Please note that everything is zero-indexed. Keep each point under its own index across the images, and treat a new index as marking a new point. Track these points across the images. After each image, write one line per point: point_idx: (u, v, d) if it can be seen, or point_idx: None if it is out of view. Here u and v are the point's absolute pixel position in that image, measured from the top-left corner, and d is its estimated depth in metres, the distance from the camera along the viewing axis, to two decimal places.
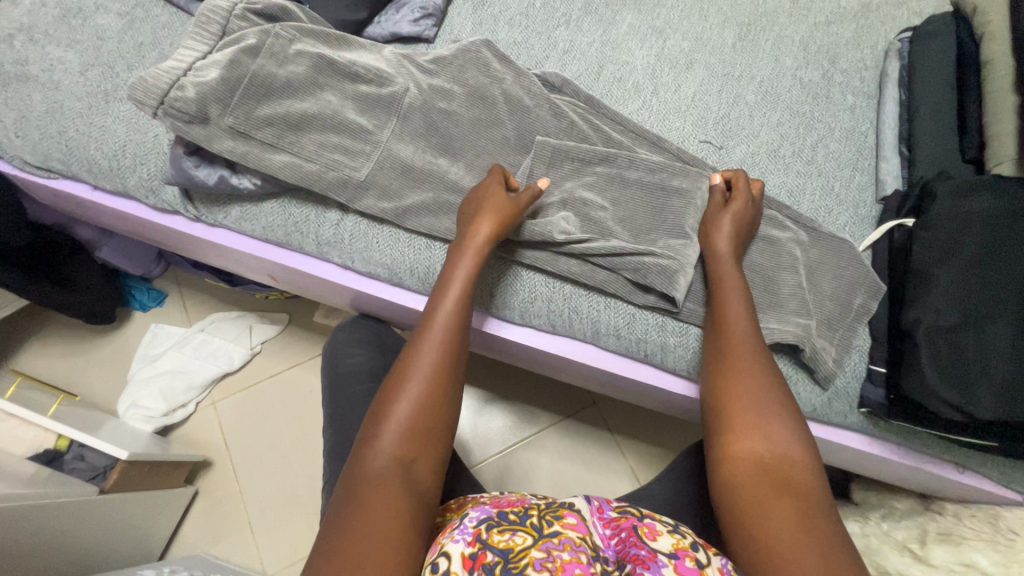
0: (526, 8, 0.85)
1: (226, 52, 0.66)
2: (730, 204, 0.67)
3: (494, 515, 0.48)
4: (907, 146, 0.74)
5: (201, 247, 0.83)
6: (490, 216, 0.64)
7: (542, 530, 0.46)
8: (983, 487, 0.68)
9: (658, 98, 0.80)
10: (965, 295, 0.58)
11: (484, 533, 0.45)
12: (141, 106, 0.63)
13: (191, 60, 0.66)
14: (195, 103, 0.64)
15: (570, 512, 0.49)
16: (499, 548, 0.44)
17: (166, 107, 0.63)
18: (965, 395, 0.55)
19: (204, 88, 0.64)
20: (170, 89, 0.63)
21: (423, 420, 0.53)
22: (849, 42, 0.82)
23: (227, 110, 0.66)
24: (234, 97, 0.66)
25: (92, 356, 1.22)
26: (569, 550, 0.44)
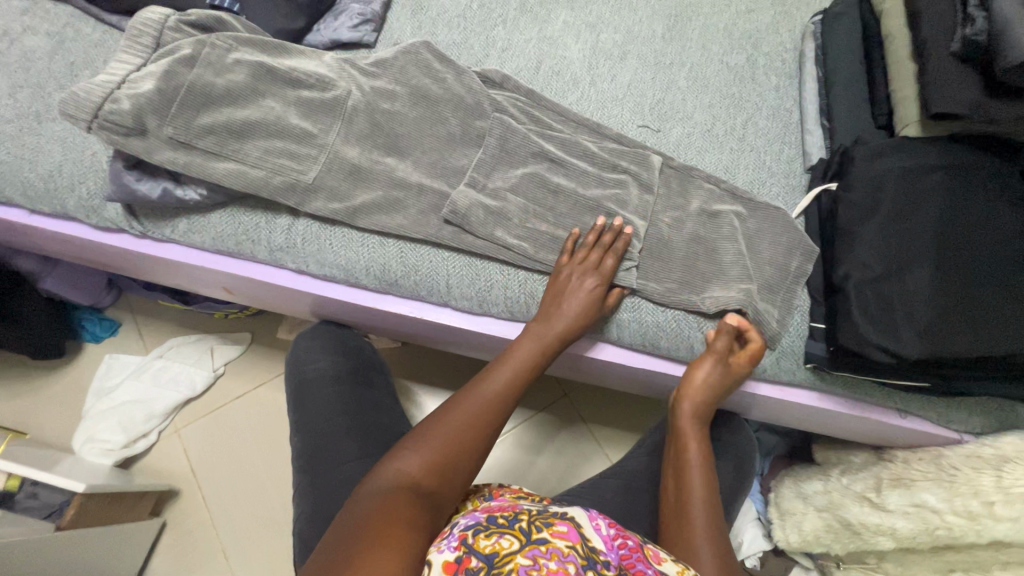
0: (463, 10, 0.88)
1: (161, 63, 0.66)
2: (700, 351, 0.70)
3: (483, 521, 0.46)
4: (827, 119, 0.79)
5: (151, 265, 0.81)
6: (573, 317, 0.67)
7: (531, 535, 0.44)
8: (923, 428, 0.72)
9: (595, 88, 0.83)
10: (886, 247, 0.63)
11: (471, 537, 0.44)
12: (75, 122, 0.63)
13: (124, 73, 0.65)
14: (132, 115, 0.63)
15: (561, 518, 0.46)
16: (483, 553, 0.42)
17: (101, 120, 0.62)
18: (892, 339, 0.59)
19: (140, 99, 0.64)
20: (104, 102, 0.63)
21: (447, 462, 0.55)
22: (769, 27, 0.88)
23: (166, 121, 0.65)
24: (172, 107, 0.66)
25: (43, 394, 1.17)
26: (556, 560, 0.41)
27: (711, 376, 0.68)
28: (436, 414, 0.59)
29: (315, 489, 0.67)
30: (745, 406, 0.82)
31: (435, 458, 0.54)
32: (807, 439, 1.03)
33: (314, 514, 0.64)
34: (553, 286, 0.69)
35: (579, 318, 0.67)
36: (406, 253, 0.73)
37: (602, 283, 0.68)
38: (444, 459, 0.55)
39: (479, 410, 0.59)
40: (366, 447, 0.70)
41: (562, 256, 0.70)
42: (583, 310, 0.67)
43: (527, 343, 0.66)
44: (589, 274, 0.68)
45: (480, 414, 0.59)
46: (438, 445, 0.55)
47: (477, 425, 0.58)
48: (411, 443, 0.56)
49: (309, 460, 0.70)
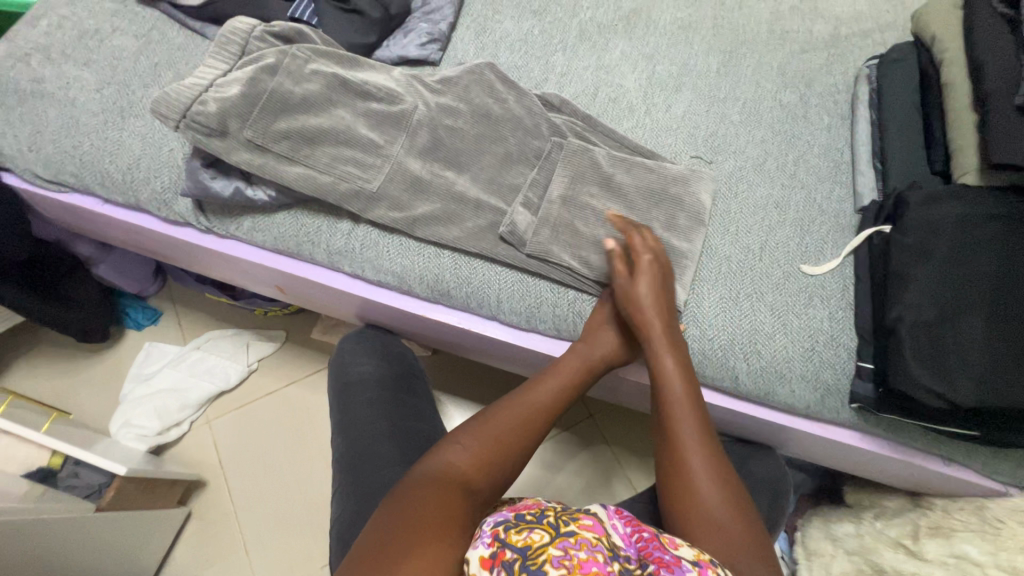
0: (526, 36, 0.91)
1: (246, 70, 0.70)
2: (636, 271, 0.68)
3: (512, 517, 0.48)
4: (880, 161, 0.80)
5: (210, 259, 0.84)
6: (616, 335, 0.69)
7: (559, 528, 0.46)
8: (967, 478, 0.71)
9: (650, 117, 0.85)
10: (940, 292, 0.63)
11: (503, 533, 0.45)
12: (164, 120, 0.66)
13: (212, 78, 0.69)
14: (216, 117, 0.67)
15: (586, 514, 0.49)
16: (517, 546, 0.44)
17: (189, 120, 0.66)
18: (946, 384, 0.59)
19: (225, 103, 0.67)
20: (193, 104, 0.66)
21: (493, 461, 0.56)
22: (823, 68, 0.90)
23: (246, 125, 0.69)
24: (253, 111, 0.69)
25: (84, 376, 1.20)
26: (585, 550, 0.44)
27: (647, 294, 0.66)
28: (478, 416, 0.61)
29: (357, 489, 0.68)
30: (782, 441, 0.81)
31: (480, 458, 0.56)
32: (837, 480, 1.02)
33: (356, 515, 0.65)
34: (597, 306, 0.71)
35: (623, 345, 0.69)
36: (459, 265, 0.75)
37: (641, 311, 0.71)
38: (492, 456, 0.57)
39: (523, 413, 0.61)
40: (407, 453, 0.72)
41: (609, 245, 0.71)
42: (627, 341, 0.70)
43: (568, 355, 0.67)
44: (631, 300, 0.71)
45: (521, 421, 0.60)
46: (484, 445, 0.57)
47: (520, 431, 0.60)
48: (459, 439, 0.57)
49: (351, 461, 0.71)
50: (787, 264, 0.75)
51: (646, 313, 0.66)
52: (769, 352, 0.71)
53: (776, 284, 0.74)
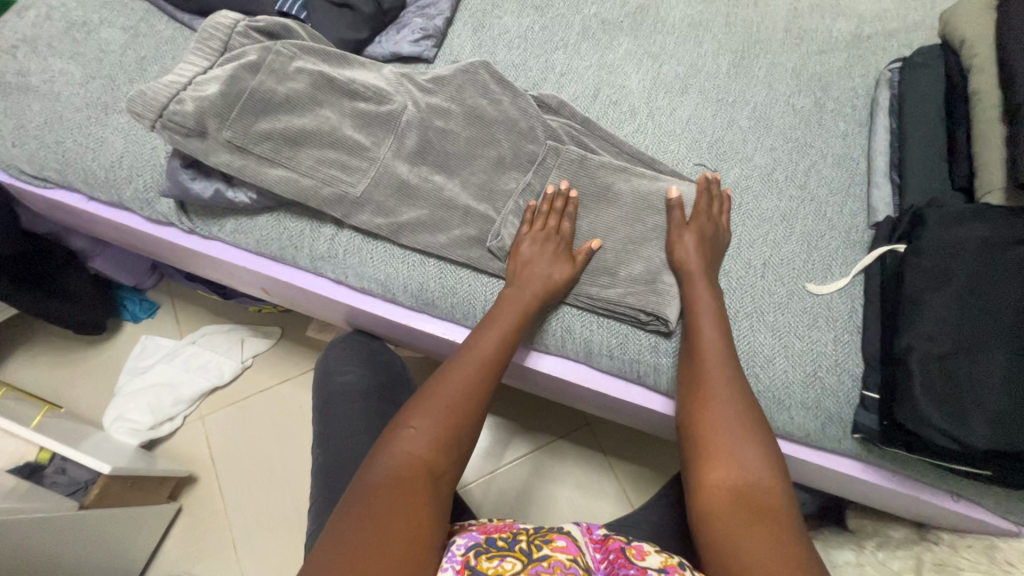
0: (525, 32, 0.87)
1: (227, 68, 0.67)
2: (690, 222, 0.69)
3: (484, 542, 0.49)
4: (898, 174, 0.74)
5: (197, 260, 0.83)
6: (536, 291, 0.66)
7: (531, 554, 0.46)
8: (978, 517, 0.67)
9: (653, 121, 0.81)
10: (956, 322, 0.58)
11: (474, 560, 0.46)
12: (139, 119, 0.64)
13: (192, 75, 0.66)
14: (194, 118, 0.64)
15: (560, 534, 0.49)
16: (487, 574, 0.45)
17: (165, 120, 0.64)
18: (958, 423, 0.55)
19: (204, 103, 0.64)
20: (170, 103, 0.64)
21: (451, 438, 0.54)
22: (841, 71, 0.84)
23: (225, 125, 0.66)
24: (233, 112, 0.66)
25: (80, 368, 1.21)
26: (558, 573, 0.44)
27: (698, 244, 0.67)
28: (426, 388, 0.58)
29: (332, 505, 0.66)
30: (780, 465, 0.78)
31: (435, 429, 0.54)
32: (841, 503, 0.97)
33: None
34: (509, 274, 0.68)
35: (548, 283, 0.66)
36: (445, 274, 0.72)
37: (561, 243, 0.69)
38: (450, 432, 0.54)
39: (451, 399, 0.56)
40: None
41: (672, 193, 0.70)
42: (557, 277, 0.67)
43: (486, 324, 0.63)
44: (549, 242, 0.69)
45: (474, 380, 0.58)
46: (440, 418, 0.55)
47: (470, 396, 0.57)
48: (410, 421, 0.54)
49: (328, 473, 0.69)
50: (792, 281, 0.71)
51: (691, 262, 0.67)
52: (768, 377, 0.67)
53: (779, 303, 0.70)
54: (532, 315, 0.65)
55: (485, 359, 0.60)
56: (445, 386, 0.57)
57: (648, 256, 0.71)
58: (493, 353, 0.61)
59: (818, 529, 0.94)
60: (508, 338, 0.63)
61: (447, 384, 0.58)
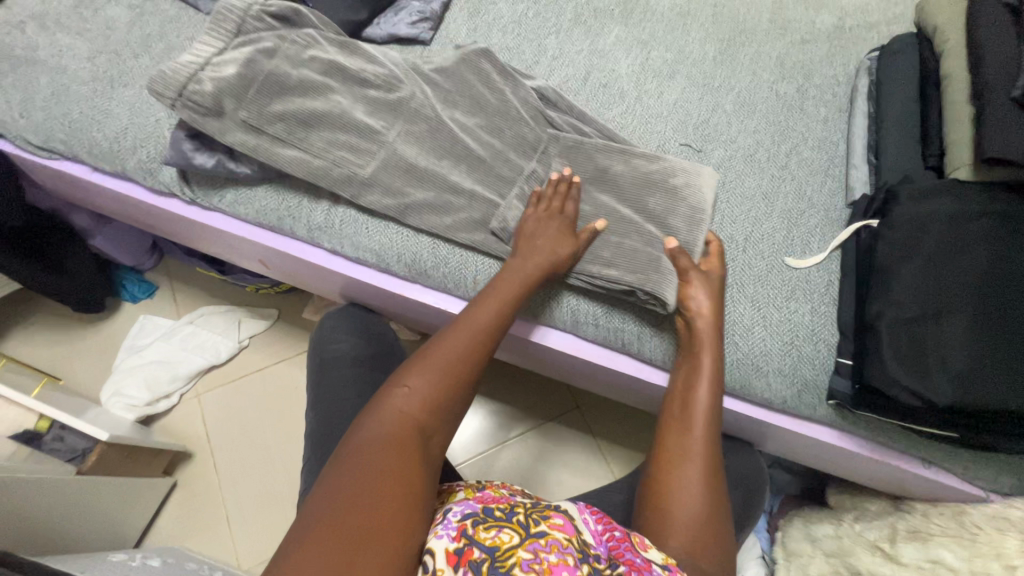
0: (519, 18, 0.90)
1: (243, 51, 0.70)
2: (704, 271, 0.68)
3: (481, 512, 0.49)
4: (875, 155, 0.77)
5: (197, 232, 0.85)
6: (541, 269, 0.66)
7: (530, 528, 0.47)
8: (948, 483, 0.70)
9: (641, 104, 0.84)
10: (924, 289, 0.61)
11: (471, 529, 0.47)
12: (161, 99, 0.67)
13: (208, 56, 0.69)
14: (211, 97, 0.67)
15: (557, 512, 0.50)
16: (485, 545, 0.45)
17: (184, 98, 0.66)
18: (923, 382, 0.57)
19: (221, 83, 0.68)
20: (189, 82, 0.67)
21: (444, 401, 0.55)
22: (823, 59, 0.88)
23: (241, 105, 0.69)
24: (248, 92, 0.69)
25: (79, 346, 1.23)
26: (555, 551, 0.45)
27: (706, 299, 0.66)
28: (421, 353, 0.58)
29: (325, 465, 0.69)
30: (761, 437, 0.80)
31: (427, 395, 0.54)
32: (823, 482, 1.00)
33: None
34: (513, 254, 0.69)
35: (554, 257, 0.67)
36: (437, 245, 0.74)
37: (567, 222, 0.70)
38: (440, 394, 0.55)
39: (444, 369, 0.56)
40: None
41: (672, 244, 0.68)
42: (560, 254, 0.67)
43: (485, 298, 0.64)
44: (551, 223, 0.69)
45: (471, 348, 0.59)
46: (433, 383, 0.55)
47: (462, 362, 0.58)
48: (402, 382, 0.55)
49: (322, 435, 0.72)
50: (772, 256, 0.74)
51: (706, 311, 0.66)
52: (747, 345, 0.70)
53: (759, 276, 0.73)
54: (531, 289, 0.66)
55: (483, 331, 0.60)
56: (441, 355, 0.58)
57: (647, 233, 0.71)
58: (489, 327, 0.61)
59: (799, 507, 0.97)
60: (505, 310, 0.63)
61: (443, 353, 0.58)
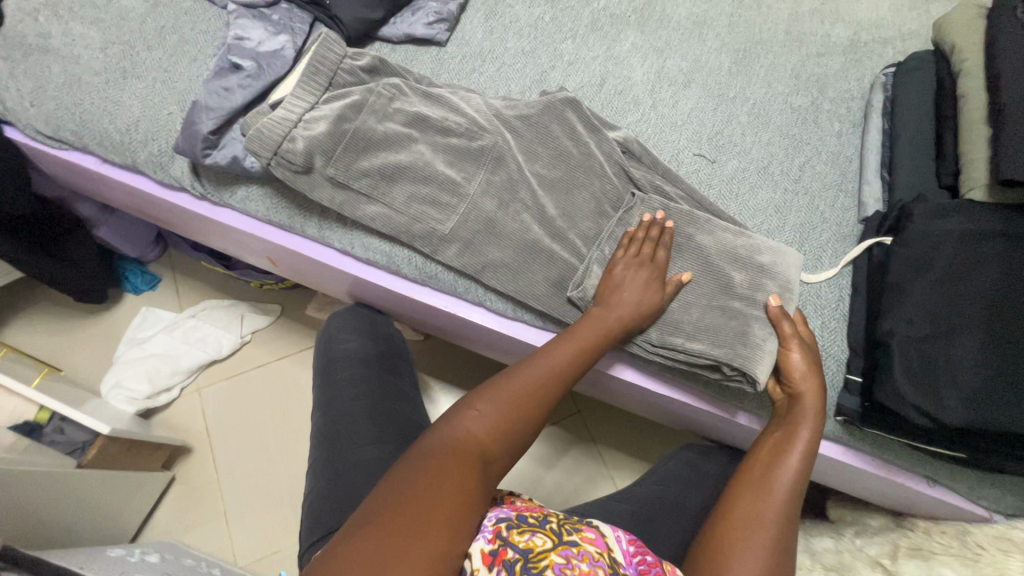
0: (536, 21, 0.90)
1: (334, 107, 0.70)
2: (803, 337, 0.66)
3: (515, 517, 0.50)
4: (888, 172, 0.77)
5: (205, 227, 0.85)
6: (626, 311, 0.64)
7: (562, 536, 0.48)
8: (952, 501, 0.70)
9: (655, 112, 0.84)
10: (936, 307, 0.61)
11: (505, 531, 0.48)
12: (257, 156, 0.69)
13: (300, 112, 0.70)
14: (303, 155, 0.68)
15: (589, 526, 0.51)
16: (519, 547, 0.46)
17: (279, 157, 0.68)
18: (933, 401, 0.57)
19: (313, 141, 0.68)
20: (283, 140, 0.68)
21: (510, 429, 0.54)
22: (838, 73, 0.88)
23: (330, 162, 0.70)
24: (337, 150, 0.69)
25: (80, 336, 1.22)
26: (586, 561, 0.46)
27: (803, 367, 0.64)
28: (500, 378, 0.58)
29: (331, 466, 0.68)
30: None
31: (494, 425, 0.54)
32: (822, 495, 1.00)
33: (328, 491, 0.66)
34: (598, 291, 0.67)
35: (641, 309, 0.65)
36: None
37: (655, 271, 0.67)
38: (508, 425, 0.55)
39: (520, 397, 0.56)
40: (385, 433, 0.71)
41: (775, 304, 0.66)
42: (646, 304, 0.66)
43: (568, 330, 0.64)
44: (643, 266, 0.67)
45: (544, 385, 0.58)
46: (502, 413, 0.55)
47: (533, 397, 0.57)
48: (474, 404, 0.55)
49: (328, 436, 0.72)
50: None
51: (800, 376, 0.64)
52: None
53: None
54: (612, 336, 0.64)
55: (564, 363, 0.60)
56: (518, 379, 0.58)
57: (731, 310, 0.68)
58: (569, 360, 0.60)
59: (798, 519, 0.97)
60: (583, 355, 0.61)
61: (520, 378, 0.58)
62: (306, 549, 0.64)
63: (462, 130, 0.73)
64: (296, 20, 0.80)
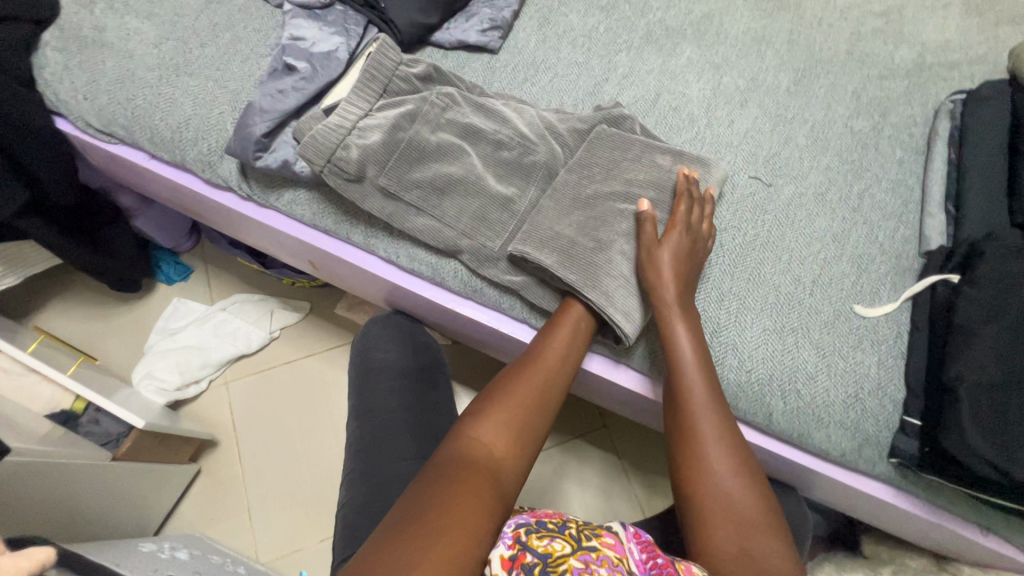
0: (590, 31, 0.88)
1: (389, 115, 0.70)
2: (664, 238, 0.65)
3: (534, 522, 0.46)
4: (954, 205, 0.74)
5: (248, 227, 0.84)
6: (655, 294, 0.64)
7: (581, 541, 0.44)
8: (1006, 553, 0.67)
9: (710, 131, 0.81)
10: (1009, 354, 0.58)
11: (524, 536, 0.44)
12: (309, 163, 0.68)
13: (355, 118, 0.69)
14: (356, 164, 0.67)
15: (609, 531, 0.47)
16: (538, 552, 0.42)
17: (332, 165, 0.68)
18: (1003, 454, 0.55)
19: (367, 150, 0.67)
20: (337, 148, 0.67)
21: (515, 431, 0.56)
22: (901, 98, 0.84)
23: (382, 171, 0.69)
24: (390, 159, 0.69)
25: (112, 323, 1.23)
26: (607, 567, 0.42)
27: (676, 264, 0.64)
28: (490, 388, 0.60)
29: (368, 479, 0.68)
30: (805, 484, 0.78)
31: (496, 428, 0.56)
32: (854, 528, 0.97)
33: (364, 505, 0.65)
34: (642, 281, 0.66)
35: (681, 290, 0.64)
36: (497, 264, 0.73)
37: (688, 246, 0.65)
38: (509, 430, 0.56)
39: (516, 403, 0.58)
40: (423, 449, 0.71)
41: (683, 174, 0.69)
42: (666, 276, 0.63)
43: (551, 325, 0.64)
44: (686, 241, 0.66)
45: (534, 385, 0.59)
46: (507, 419, 0.57)
47: (533, 399, 0.59)
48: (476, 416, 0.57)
49: (365, 448, 0.71)
50: (840, 302, 0.71)
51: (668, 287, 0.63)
52: (809, 393, 0.67)
53: (825, 322, 0.70)
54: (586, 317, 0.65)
55: (554, 363, 0.61)
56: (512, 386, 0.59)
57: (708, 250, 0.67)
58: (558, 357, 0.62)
59: (829, 552, 0.94)
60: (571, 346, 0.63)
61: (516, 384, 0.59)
62: (341, 563, 0.63)
63: (515, 143, 0.72)
64: (350, 21, 0.79)
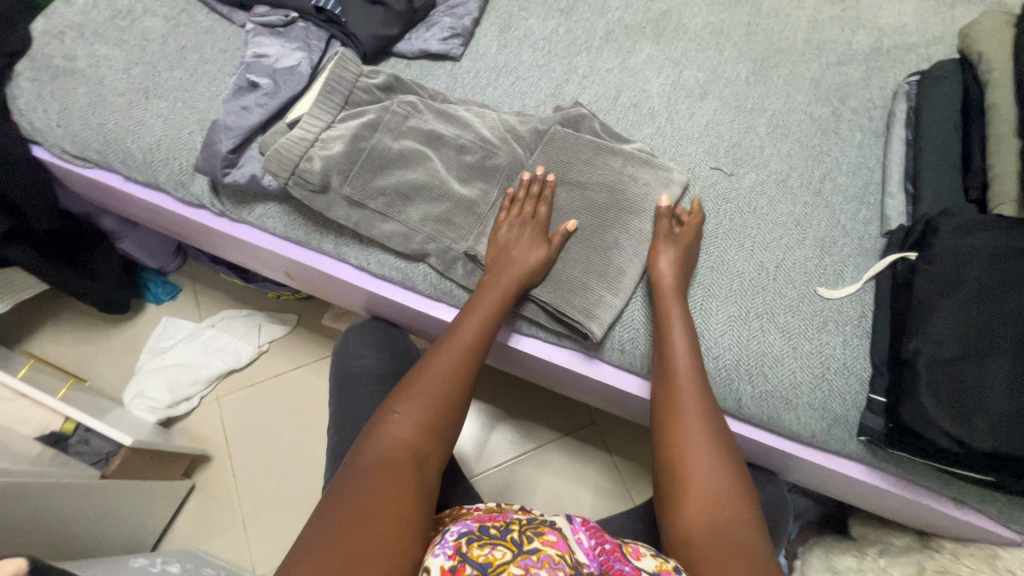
0: (550, 34, 0.89)
1: (350, 126, 0.72)
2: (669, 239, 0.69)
3: (476, 530, 0.47)
4: (912, 185, 0.75)
5: (225, 243, 0.86)
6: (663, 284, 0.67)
7: (522, 545, 0.45)
8: (982, 524, 0.68)
9: (671, 125, 0.83)
10: (963, 327, 0.59)
11: (464, 547, 0.45)
12: (273, 176, 0.70)
13: (317, 131, 0.71)
14: (320, 175, 0.69)
15: (551, 528, 0.47)
16: (477, 562, 0.43)
17: (296, 176, 0.70)
18: (962, 425, 0.56)
19: (329, 161, 0.70)
20: (300, 161, 0.69)
21: (435, 420, 0.57)
22: (859, 83, 0.86)
23: (347, 180, 0.70)
24: (353, 169, 0.70)
25: (103, 346, 1.24)
26: (547, 568, 0.43)
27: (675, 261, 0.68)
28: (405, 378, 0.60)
29: None
30: (784, 467, 0.78)
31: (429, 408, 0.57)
32: (844, 511, 0.98)
33: None
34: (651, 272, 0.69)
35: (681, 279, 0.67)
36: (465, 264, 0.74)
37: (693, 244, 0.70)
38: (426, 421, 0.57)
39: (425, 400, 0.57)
40: None
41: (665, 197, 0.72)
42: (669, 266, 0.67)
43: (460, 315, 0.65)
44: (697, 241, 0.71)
45: (450, 370, 0.60)
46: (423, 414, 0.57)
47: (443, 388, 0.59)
48: (396, 408, 0.57)
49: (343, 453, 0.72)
50: (804, 285, 0.72)
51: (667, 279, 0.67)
52: (777, 376, 0.68)
53: (790, 305, 0.71)
54: (512, 299, 0.67)
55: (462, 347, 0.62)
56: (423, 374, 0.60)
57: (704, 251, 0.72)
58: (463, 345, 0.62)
59: (818, 535, 0.95)
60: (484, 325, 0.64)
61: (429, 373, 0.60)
62: None
63: (477, 147, 0.73)
64: (312, 37, 0.81)
